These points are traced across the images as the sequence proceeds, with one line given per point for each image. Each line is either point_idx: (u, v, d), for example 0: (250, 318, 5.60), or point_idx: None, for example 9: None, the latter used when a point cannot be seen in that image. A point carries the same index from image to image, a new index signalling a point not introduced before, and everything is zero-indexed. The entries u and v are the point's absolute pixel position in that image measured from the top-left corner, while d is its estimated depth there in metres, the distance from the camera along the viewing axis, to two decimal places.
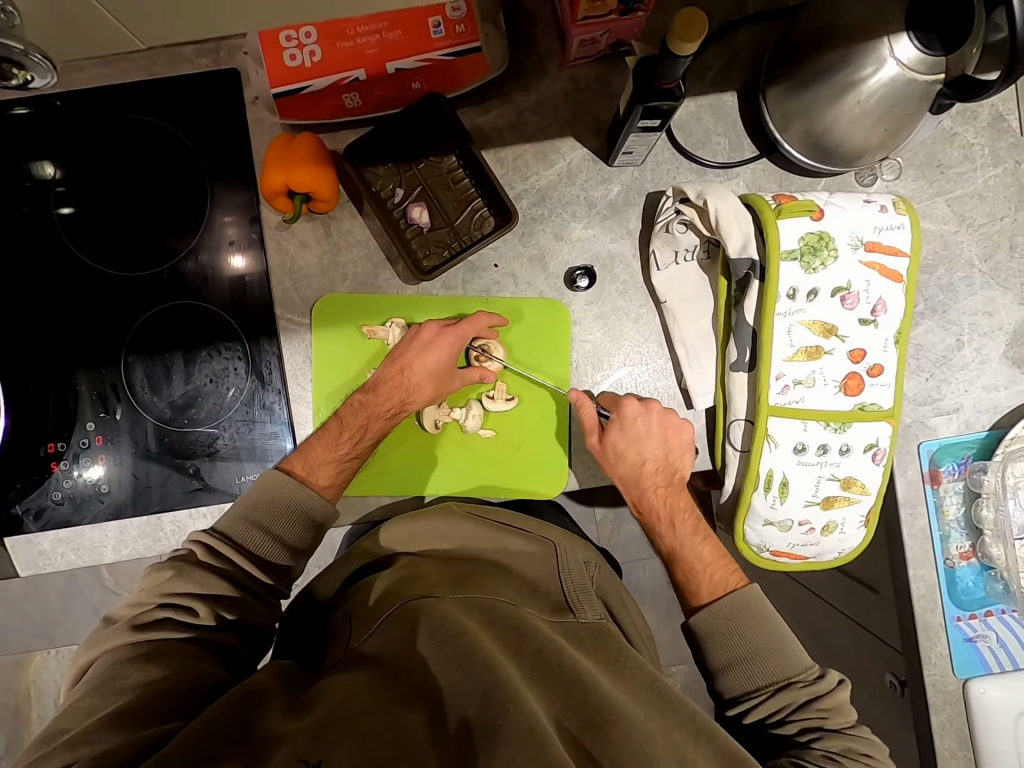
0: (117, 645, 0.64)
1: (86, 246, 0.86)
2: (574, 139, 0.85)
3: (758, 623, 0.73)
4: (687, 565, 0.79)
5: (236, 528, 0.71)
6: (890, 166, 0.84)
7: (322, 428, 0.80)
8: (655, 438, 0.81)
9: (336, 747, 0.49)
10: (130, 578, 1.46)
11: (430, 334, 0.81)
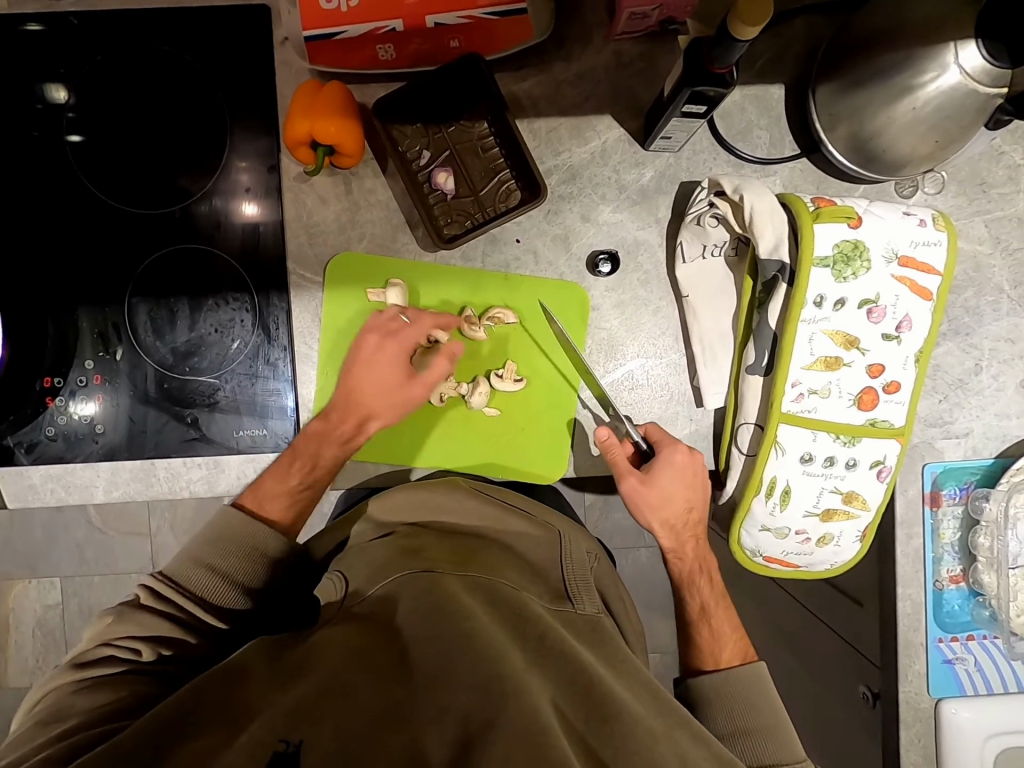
0: (60, 683, 0.62)
1: (95, 176, 0.82)
2: (611, 117, 0.82)
3: (764, 701, 0.77)
4: (714, 629, 0.83)
5: (182, 569, 0.71)
6: (933, 180, 0.81)
7: (275, 460, 0.80)
8: (695, 497, 0.80)
9: (319, 724, 0.49)
10: (116, 518, 1.46)
11: (384, 355, 0.79)
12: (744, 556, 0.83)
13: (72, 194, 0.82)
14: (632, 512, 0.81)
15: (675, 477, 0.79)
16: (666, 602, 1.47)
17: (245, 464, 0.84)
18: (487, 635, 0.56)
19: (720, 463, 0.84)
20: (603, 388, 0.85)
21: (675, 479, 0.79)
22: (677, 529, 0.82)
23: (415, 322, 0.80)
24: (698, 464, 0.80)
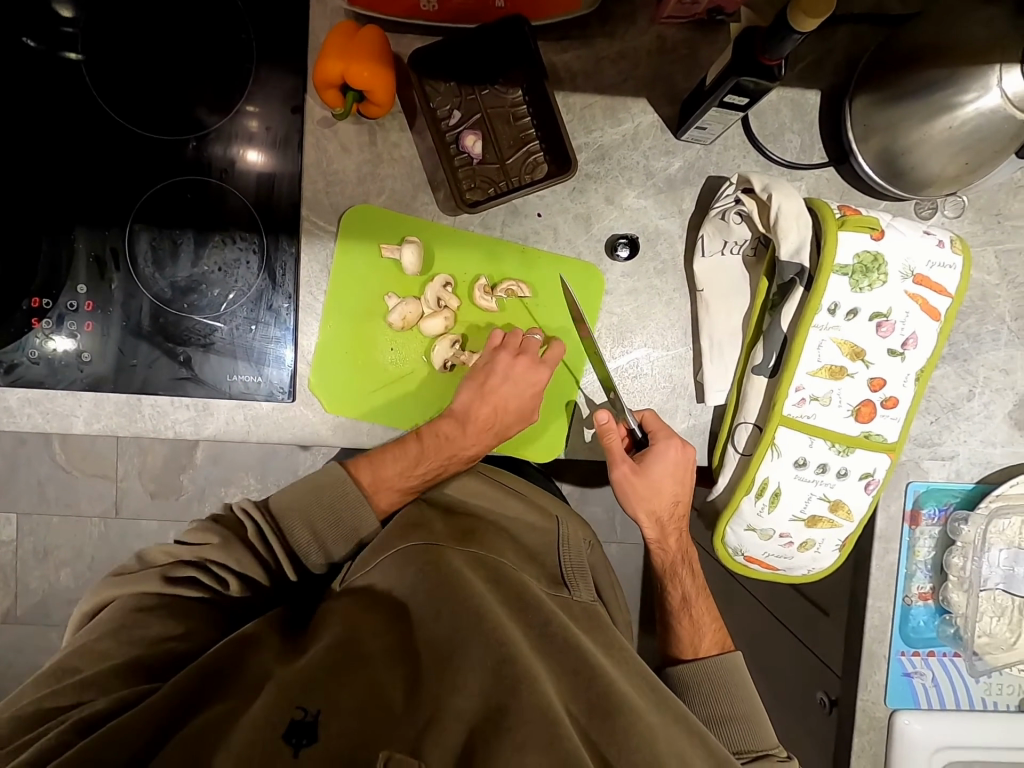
0: (142, 589, 0.66)
1: (108, 96, 0.79)
2: (647, 101, 0.81)
3: (743, 686, 0.81)
4: (695, 617, 0.87)
5: (285, 516, 0.72)
6: (952, 204, 0.83)
7: (396, 445, 0.79)
8: (685, 487, 0.83)
9: (335, 697, 0.53)
10: (85, 457, 1.42)
11: (532, 377, 0.80)
12: (725, 553, 0.84)
13: (81, 111, 0.79)
14: (619, 495, 0.84)
15: (668, 468, 0.81)
16: (634, 597, 1.48)
17: (236, 410, 0.81)
18: (489, 617, 0.59)
19: (713, 461, 0.85)
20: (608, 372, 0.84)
21: (668, 469, 0.81)
22: (662, 519, 0.85)
23: (552, 344, 0.82)
24: (689, 458, 0.82)
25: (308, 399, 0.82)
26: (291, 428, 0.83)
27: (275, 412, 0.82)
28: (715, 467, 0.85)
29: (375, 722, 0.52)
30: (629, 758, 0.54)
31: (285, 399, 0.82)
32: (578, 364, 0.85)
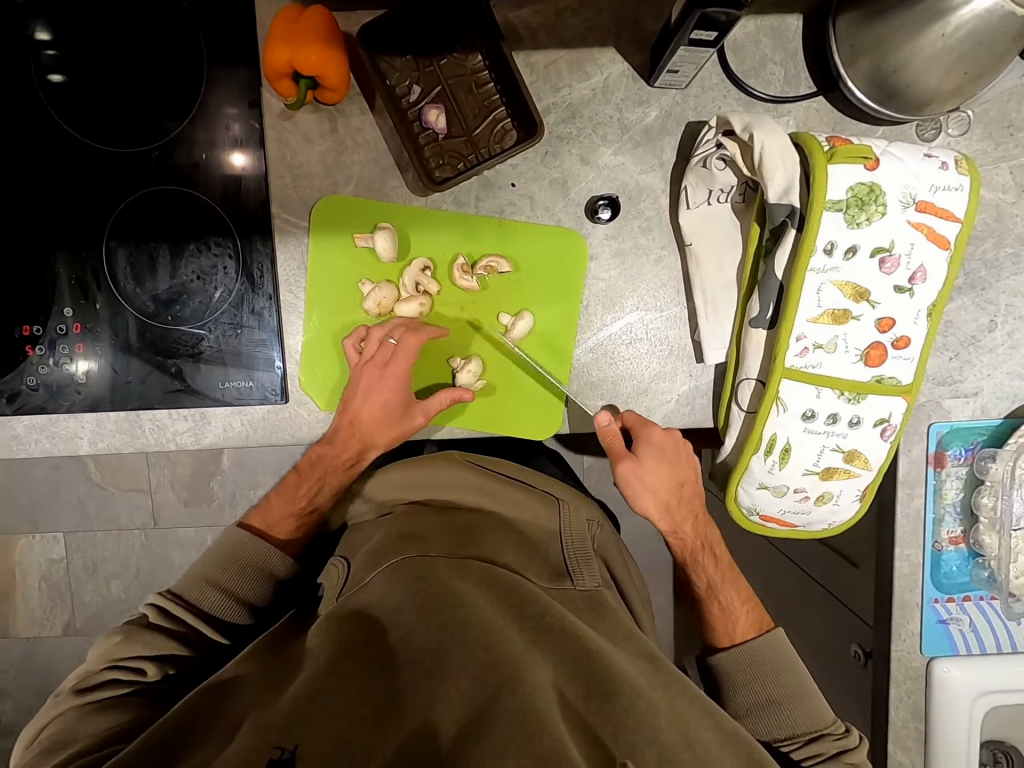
0: (61, 711, 0.64)
1: (65, 113, 0.77)
2: (614, 50, 0.76)
3: (790, 668, 0.78)
4: (727, 604, 0.83)
5: (191, 588, 0.74)
6: (957, 120, 0.76)
7: (281, 482, 0.85)
8: (686, 466, 0.81)
9: (314, 728, 0.51)
10: (115, 474, 1.46)
11: (378, 385, 0.78)
12: (739, 514, 0.81)
13: (40, 131, 0.77)
14: (625, 492, 0.81)
15: (665, 451, 0.80)
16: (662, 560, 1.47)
17: (232, 416, 0.82)
18: (482, 620, 0.59)
19: (719, 422, 0.82)
20: (600, 340, 0.82)
21: (665, 452, 0.80)
22: (671, 507, 0.81)
23: (404, 347, 0.78)
24: (674, 438, 0.81)
25: (302, 399, 0.83)
26: (288, 428, 0.83)
27: (271, 414, 0.82)
28: (722, 427, 0.82)
29: (359, 739, 0.51)
30: (629, 741, 0.54)
31: (278, 400, 0.82)
32: (569, 333, 0.81)
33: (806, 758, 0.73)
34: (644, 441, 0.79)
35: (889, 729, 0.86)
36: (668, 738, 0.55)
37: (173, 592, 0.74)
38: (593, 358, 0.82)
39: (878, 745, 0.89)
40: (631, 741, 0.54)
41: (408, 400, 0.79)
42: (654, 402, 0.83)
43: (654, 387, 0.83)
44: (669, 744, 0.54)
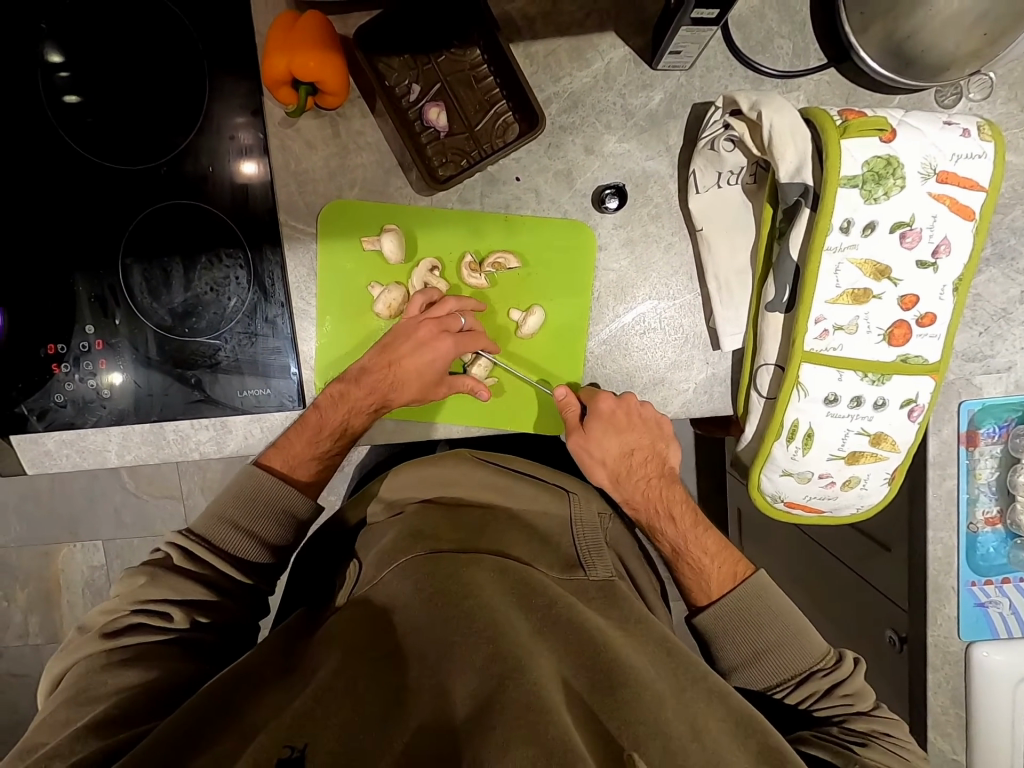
0: (90, 654, 0.69)
1: (76, 135, 0.79)
2: (615, 35, 0.74)
3: (767, 609, 0.77)
4: (695, 559, 0.82)
5: (212, 528, 0.76)
6: (979, 84, 0.73)
7: (299, 422, 0.80)
8: (636, 438, 0.80)
9: (324, 726, 0.54)
10: (147, 482, 1.50)
11: (425, 348, 0.78)
12: (763, 502, 0.79)
13: (54, 153, 0.79)
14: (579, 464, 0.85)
15: (622, 418, 0.79)
16: None
17: (251, 424, 0.83)
18: (490, 616, 0.62)
19: (738, 410, 0.81)
20: (613, 332, 0.81)
21: (622, 419, 0.79)
22: (623, 471, 0.83)
23: (468, 327, 0.79)
24: (628, 405, 0.80)
25: None
26: None
27: (289, 420, 0.83)
28: (741, 415, 0.80)
29: (370, 733, 0.54)
30: (634, 730, 0.57)
31: (295, 406, 0.83)
32: (581, 328, 0.81)
33: (802, 697, 0.74)
34: (594, 411, 0.79)
35: (928, 716, 0.84)
36: (673, 729, 0.58)
37: (197, 533, 0.76)
38: (606, 352, 0.82)
39: (917, 732, 0.86)
40: (636, 732, 0.57)
41: (444, 374, 0.80)
42: (671, 392, 0.82)
43: (671, 376, 0.82)
44: (673, 734, 0.57)
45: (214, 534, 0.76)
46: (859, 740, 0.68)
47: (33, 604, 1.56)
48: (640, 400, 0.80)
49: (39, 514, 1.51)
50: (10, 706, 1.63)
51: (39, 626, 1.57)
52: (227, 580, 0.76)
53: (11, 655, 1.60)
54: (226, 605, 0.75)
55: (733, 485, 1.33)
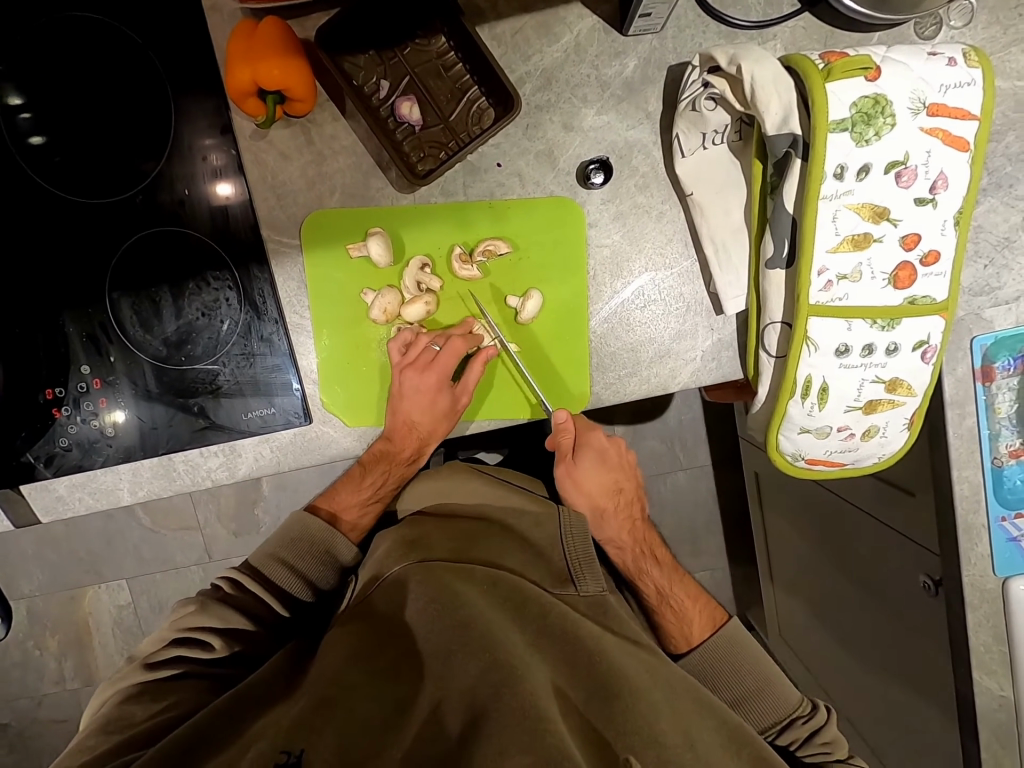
0: (127, 682, 0.68)
1: (45, 174, 0.77)
2: (581, 5, 0.72)
3: (743, 653, 0.80)
4: (678, 604, 0.83)
5: (265, 564, 0.78)
6: (959, 10, 0.71)
7: (346, 473, 0.86)
8: (625, 477, 0.87)
9: (319, 734, 0.53)
10: (162, 517, 1.49)
11: (426, 388, 0.77)
12: (784, 462, 0.78)
13: (25, 194, 0.77)
14: (558, 492, 0.85)
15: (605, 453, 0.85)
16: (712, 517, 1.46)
17: (260, 445, 0.82)
18: (485, 625, 0.62)
19: (747, 373, 0.80)
20: (613, 309, 0.80)
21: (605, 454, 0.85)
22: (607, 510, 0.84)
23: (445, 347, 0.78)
24: (616, 447, 0.87)
25: (325, 417, 0.82)
26: (318, 448, 0.83)
27: (298, 436, 0.82)
28: (752, 378, 0.79)
29: (367, 740, 0.54)
30: (629, 738, 0.57)
31: (302, 422, 0.82)
32: (582, 311, 0.80)
33: (788, 743, 0.74)
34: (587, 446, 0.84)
35: (971, 655, 0.84)
36: (668, 738, 0.58)
37: (249, 567, 0.79)
38: (610, 331, 0.80)
39: (961, 672, 0.86)
40: (630, 740, 0.57)
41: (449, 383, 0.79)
42: (679, 363, 0.81)
43: (677, 347, 0.80)
44: (669, 744, 0.57)
45: (266, 572, 0.78)
46: None
47: (65, 649, 1.56)
48: (626, 445, 0.88)
49: (58, 560, 1.51)
50: (57, 750, 1.64)
51: (74, 670, 1.57)
52: (270, 617, 0.77)
53: (50, 702, 1.60)
54: (257, 634, 0.75)
55: (748, 449, 1.33)
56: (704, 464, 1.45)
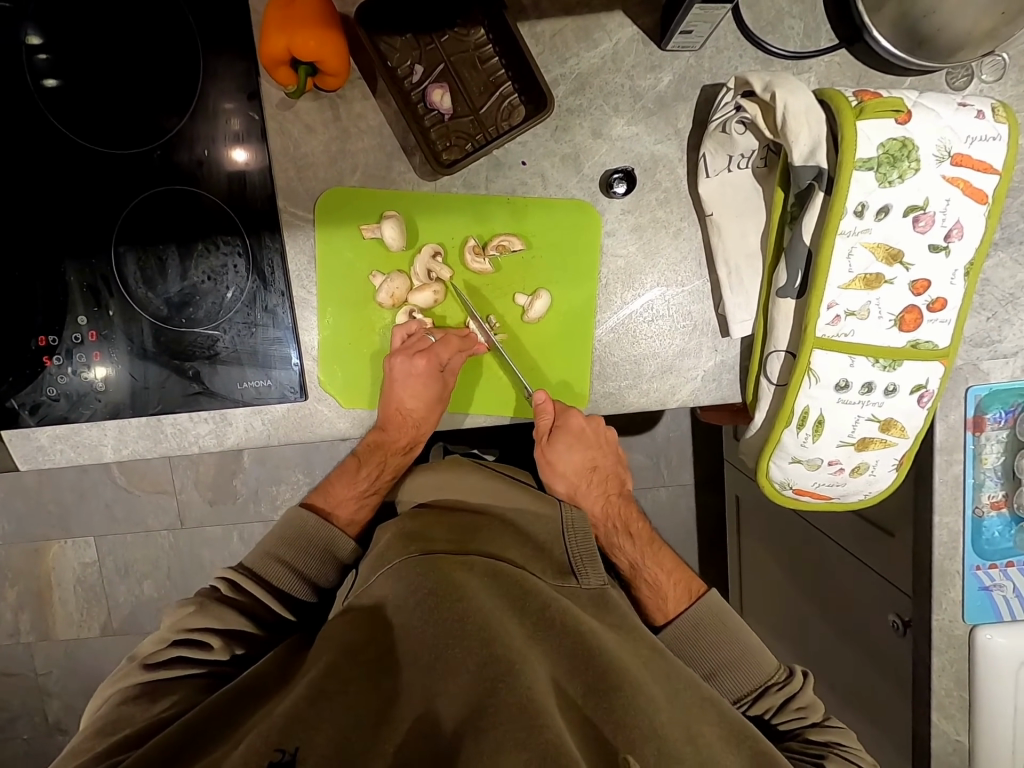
0: (126, 683, 0.67)
1: (63, 118, 0.75)
2: (623, 14, 0.73)
3: (717, 623, 0.80)
4: (650, 576, 0.84)
5: (263, 564, 0.79)
6: (991, 65, 0.72)
7: (341, 465, 0.88)
8: (603, 452, 0.86)
9: (317, 731, 0.53)
10: (138, 479, 1.47)
11: (421, 378, 0.77)
12: (772, 489, 0.79)
13: (41, 136, 0.76)
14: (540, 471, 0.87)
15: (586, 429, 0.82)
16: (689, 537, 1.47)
17: (251, 416, 0.81)
18: (484, 618, 0.61)
19: (747, 396, 0.80)
20: (620, 319, 0.80)
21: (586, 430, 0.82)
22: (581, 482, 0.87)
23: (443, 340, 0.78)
24: (595, 423, 0.83)
25: (321, 395, 0.82)
26: (309, 427, 0.83)
27: (291, 412, 0.81)
28: (750, 402, 0.80)
29: (360, 739, 0.54)
30: (628, 735, 0.57)
31: (297, 397, 0.81)
32: (589, 317, 0.80)
33: (761, 712, 0.76)
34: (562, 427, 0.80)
35: (932, 699, 0.85)
36: (667, 733, 0.58)
37: (249, 570, 0.78)
38: (613, 340, 0.80)
39: (920, 714, 0.88)
40: (630, 736, 0.57)
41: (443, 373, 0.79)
42: (679, 381, 0.81)
43: (679, 364, 0.81)
44: (668, 739, 0.58)
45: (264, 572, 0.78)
46: (820, 752, 0.69)
47: (23, 602, 1.53)
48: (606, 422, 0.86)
49: (27, 511, 1.48)
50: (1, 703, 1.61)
51: (30, 624, 1.55)
52: (271, 618, 0.76)
53: (1, 653, 1.57)
54: (255, 633, 0.74)
55: (733, 474, 1.34)
56: (687, 483, 1.46)
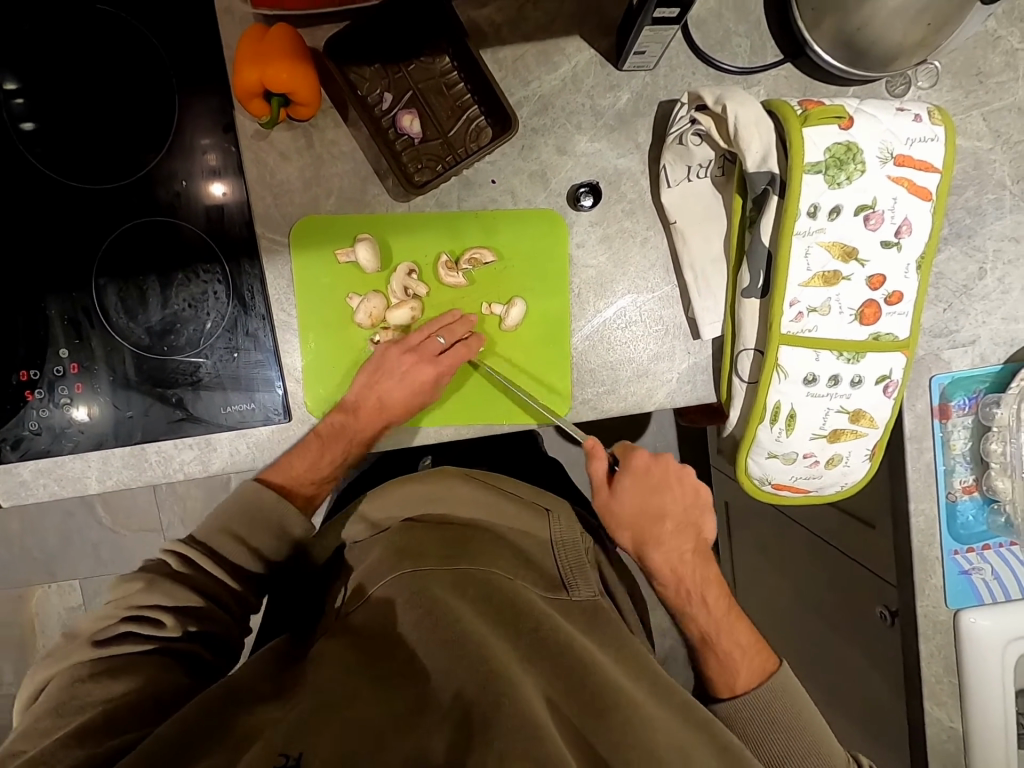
0: (75, 662, 0.65)
1: (42, 158, 0.77)
2: (580, 38, 0.77)
3: (792, 708, 0.73)
4: (721, 650, 0.76)
5: (216, 539, 0.74)
6: (926, 73, 0.77)
7: (301, 443, 0.81)
8: (675, 497, 0.82)
9: (319, 737, 0.51)
10: (124, 516, 1.45)
11: (418, 372, 0.78)
12: (751, 486, 0.81)
13: (20, 176, 0.77)
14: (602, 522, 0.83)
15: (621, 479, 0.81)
16: None
17: (236, 440, 0.82)
18: (479, 634, 0.61)
19: (721, 397, 0.82)
20: (595, 326, 0.82)
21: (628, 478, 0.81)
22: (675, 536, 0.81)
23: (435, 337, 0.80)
24: (663, 463, 0.82)
25: (306, 418, 0.83)
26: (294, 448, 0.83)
27: (276, 434, 0.82)
28: (724, 401, 0.82)
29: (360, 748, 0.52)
30: (625, 755, 0.56)
31: (282, 419, 0.82)
32: (564, 327, 0.82)
33: None
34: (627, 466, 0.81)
35: (924, 687, 0.86)
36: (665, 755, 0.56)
37: (199, 541, 0.75)
38: (590, 347, 0.83)
39: (914, 704, 0.89)
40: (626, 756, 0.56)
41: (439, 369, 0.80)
42: (655, 384, 0.84)
43: (654, 368, 0.83)
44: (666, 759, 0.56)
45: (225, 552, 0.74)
46: None
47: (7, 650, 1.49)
48: (679, 462, 0.83)
49: (8, 556, 1.45)
50: None
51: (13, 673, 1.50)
52: (225, 596, 0.73)
53: None
54: (218, 618, 0.72)
55: (719, 477, 1.35)
56: None
